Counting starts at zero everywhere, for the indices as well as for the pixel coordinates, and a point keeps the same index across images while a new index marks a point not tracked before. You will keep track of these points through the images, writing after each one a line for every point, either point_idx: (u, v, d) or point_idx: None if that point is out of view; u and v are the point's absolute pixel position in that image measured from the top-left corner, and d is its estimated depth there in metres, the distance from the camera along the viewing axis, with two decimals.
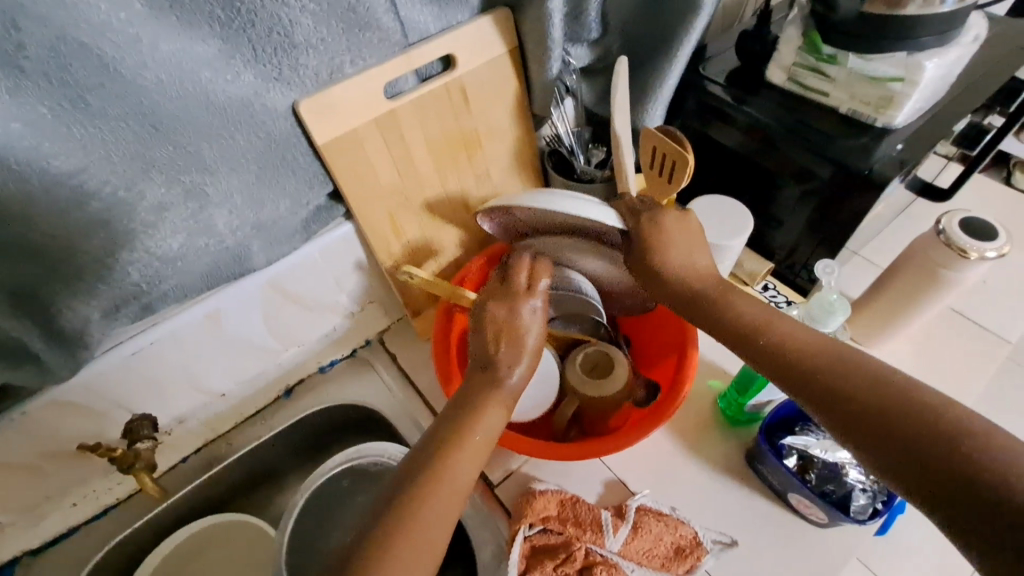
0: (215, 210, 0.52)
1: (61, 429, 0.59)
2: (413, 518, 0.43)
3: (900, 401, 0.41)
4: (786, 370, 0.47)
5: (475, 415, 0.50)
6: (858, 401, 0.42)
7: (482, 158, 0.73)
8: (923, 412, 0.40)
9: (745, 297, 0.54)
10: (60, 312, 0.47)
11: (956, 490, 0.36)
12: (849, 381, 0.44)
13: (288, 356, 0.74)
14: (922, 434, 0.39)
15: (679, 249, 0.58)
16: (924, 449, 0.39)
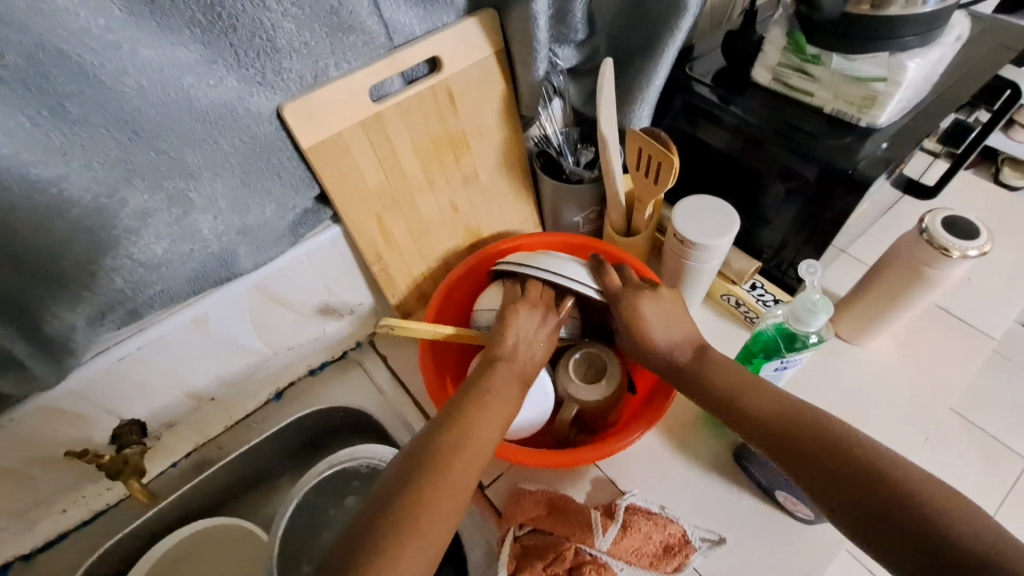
0: (200, 215, 0.52)
1: (47, 436, 0.59)
2: (416, 519, 0.46)
3: (857, 471, 0.46)
4: (761, 436, 0.53)
5: (484, 401, 0.55)
6: (814, 455, 0.49)
7: (470, 159, 0.73)
8: (883, 480, 0.45)
9: (715, 358, 0.59)
10: (45, 320, 0.47)
11: (909, 552, 0.42)
12: (813, 450, 0.49)
13: (278, 359, 0.74)
14: (871, 493, 0.45)
15: (658, 323, 0.62)
16: (887, 517, 0.44)
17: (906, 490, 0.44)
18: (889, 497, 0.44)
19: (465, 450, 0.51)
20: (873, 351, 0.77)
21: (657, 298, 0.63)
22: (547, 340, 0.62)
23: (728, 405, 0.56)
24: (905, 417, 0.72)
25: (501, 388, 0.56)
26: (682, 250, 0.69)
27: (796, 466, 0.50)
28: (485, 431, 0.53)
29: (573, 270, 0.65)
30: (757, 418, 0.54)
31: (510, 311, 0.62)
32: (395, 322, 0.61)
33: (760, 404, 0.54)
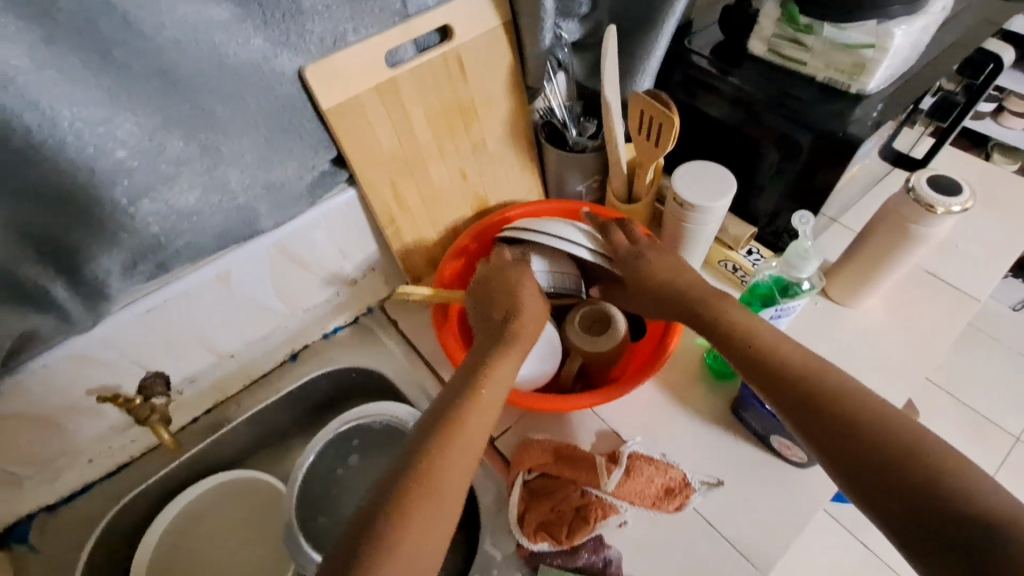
0: (229, 168, 0.55)
1: (79, 385, 0.61)
2: (412, 513, 0.46)
3: (871, 427, 0.47)
4: (774, 382, 0.54)
5: (478, 391, 0.54)
6: (821, 411, 0.50)
7: (479, 128, 0.76)
8: (897, 438, 0.46)
9: (738, 309, 0.60)
10: (86, 262, 0.49)
11: (903, 505, 0.44)
12: (828, 400, 0.50)
13: (294, 321, 0.77)
14: (881, 450, 0.46)
15: (660, 279, 0.64)
16: (889, 473, 0.45)
17: (917, 451, 0.45)
18: (895, 455, 0.46)
19: (464, 434, 0.52)
20: (865, 313, 0.81)
21: (661, 266, 0.65)
22: (532, 309, 0.63)
23: (748, 350, 0.56)
24: (893, 374, 0.76)
25: (495, 377, 0.56)
26: (682, 213, 0.72)
27: (804, 414, 0.51)
28: (477, 421, 0.53)
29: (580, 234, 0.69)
30: (774, 365, 0.54)
31: (490, 278, 0.66)
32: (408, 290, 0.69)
33: (780, 353, 0.55)
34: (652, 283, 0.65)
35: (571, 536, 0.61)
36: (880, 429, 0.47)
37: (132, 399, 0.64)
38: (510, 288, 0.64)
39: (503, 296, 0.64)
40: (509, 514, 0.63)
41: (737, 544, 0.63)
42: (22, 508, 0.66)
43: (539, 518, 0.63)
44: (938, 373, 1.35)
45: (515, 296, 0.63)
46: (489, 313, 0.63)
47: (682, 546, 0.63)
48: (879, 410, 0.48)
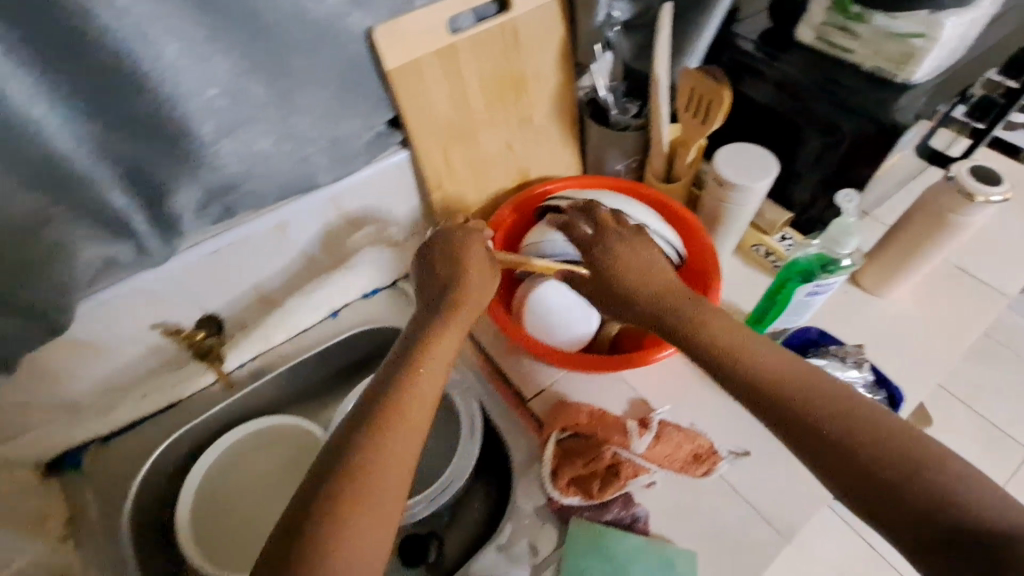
0: (298, 118, 0.57)
1: (142, 320, 0.64)
2: (364, 486, 0.45)
3: (857, 433, 0.47)
4: (760, 394, 0.53)
5: (416, 373, 0.53)
6: (795, 410, 0.50)
7: (528, 100, 0.78)
8: (884, 441, 0.46)
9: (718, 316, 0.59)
10: (166, 197, 0.52)
11: (901, 513, 0.43)
12: (813, 408, 0.50)
13: (339, 278, 0.80)
14: (870, 455, 0.46)
15: (632, 275, 0.64)
16: (880, 480, 0.45)
17: (906, 454, 0.45)
18: (884, 459, 0.45)
19: (405, 424, 0.50)
20: (894, 303, 0.83)
21: (620, 260, 0.66)
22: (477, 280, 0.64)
23: (732, 361, 0.56)
24: (920, 363, 0.77)
25: (436, 352, 0.56)
26: (722, 192, 0.74)
27: (790, 425, 0.50)
28: (422, 402, 0.52)
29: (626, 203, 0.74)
30: (757, 376, 0.54)
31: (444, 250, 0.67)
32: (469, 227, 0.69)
33: (763, 363, 0.54)
34: (622, 276, 0.65)
35: (602, 491, 0.64)
36: (851, 423, 0.48)
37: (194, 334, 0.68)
38: (463, 271, 0.64)
39: (449, 274, 0.64)
40: (543, 469, 0.66)
41: (760, 510, 0.65)
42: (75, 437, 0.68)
43: (571, 473, 0.66)
44: (954, 381, 1.35)
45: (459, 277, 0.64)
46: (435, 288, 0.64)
47: (705, 508, 0.65)
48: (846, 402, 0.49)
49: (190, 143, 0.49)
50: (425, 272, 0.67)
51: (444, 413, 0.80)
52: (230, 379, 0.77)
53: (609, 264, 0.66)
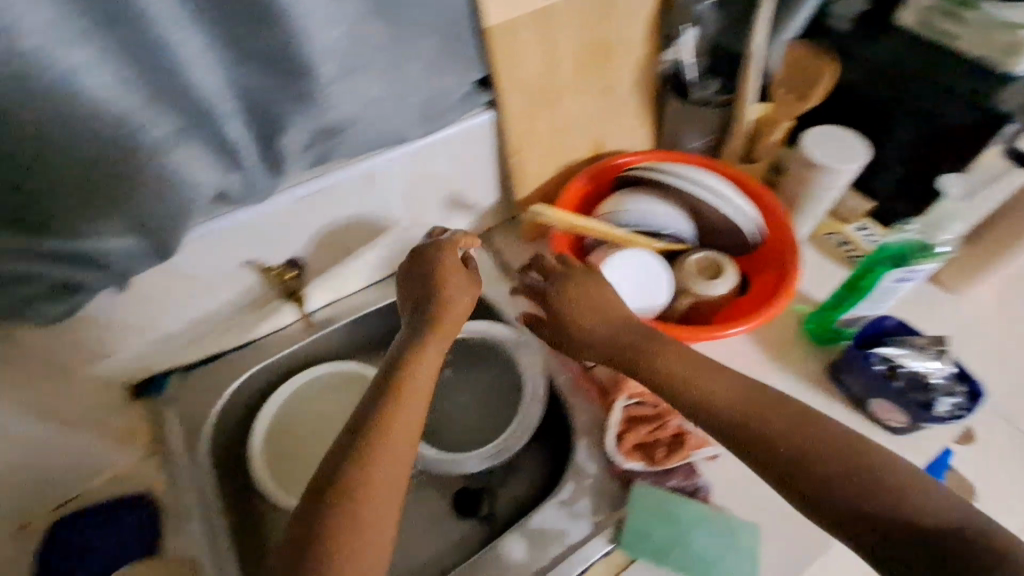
0: (401, 70, 0.58)
1: (233, 258, 0.66)
2: (359, 505, 0.48)
3: (820, 450, 0.49)
4: (726, 424, 0.54)
5: (401, 385, 0.54)
6: (761, 437, 0.52)
7: (615, 69, 0.77)
8: (844, 454, 0.49)
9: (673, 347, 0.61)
10: (279, 135, 0.53)
11: (870, 523, 0.46)
12: (776, 430, 0.52)
13: (412, 235, 0.82)
14: (835, 471, 0.48)
15: (591, 313, 0.65)
16: (846, 492, 0.47)
17: (864, 464, 0.48)
18: (846, 471, 0.48)
19: (397, 431, 0.52)
20: (975, 303, 0.80)
21: (596, 288, 0.66)
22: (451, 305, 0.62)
23: (693, 393, 0.56)
24: (995, 364, 0.76)
25: (421, 367, 0.56)
26: (806, 173, 0.73)
27: (757, 451, 0.52)
28: (408, 413, 0.53)
29: (710, 183, 0.73)
30: (721, 405, 0.55)
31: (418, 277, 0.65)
32: (547, 209, 0.67)
33: (722, 391, 0.55)
34: (592, 306, 0.65)
35: (666, 458, 0.65)
36: (809, 441, 0.50)
37: (282, 272, 0.71)
38: (443, 284, 0.64)
39: (424, 291, 0.64)
40: (608, 432, 0.68)
41: None
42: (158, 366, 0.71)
43: (635, 440, 0.67)
44: None
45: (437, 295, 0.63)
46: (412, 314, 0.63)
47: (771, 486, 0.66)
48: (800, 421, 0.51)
49: (309, 79, 0.50)
50: (403, 290, 0.66)
51: (506, 374, 0.81)
52: (311, 320, 0.80)
53: (578, 296, 0.66)
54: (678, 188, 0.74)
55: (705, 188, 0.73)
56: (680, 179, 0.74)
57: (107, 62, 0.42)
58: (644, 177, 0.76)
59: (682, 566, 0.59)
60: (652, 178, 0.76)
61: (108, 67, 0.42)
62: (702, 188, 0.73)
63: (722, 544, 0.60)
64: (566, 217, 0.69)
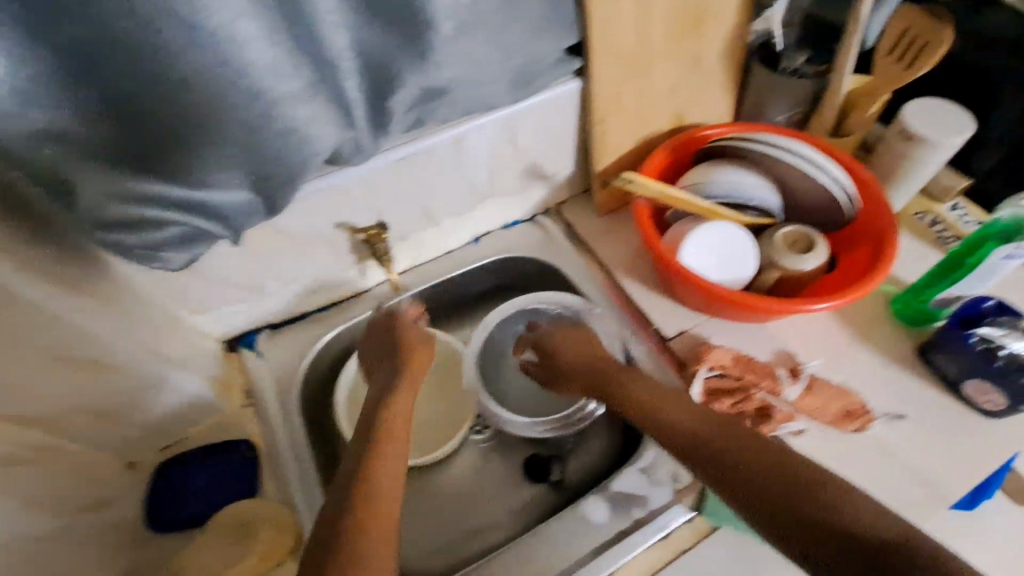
0: (502, 32, 0.57)
1: (328, 220, 0.68)
2: (369, 486, 0.52)
3: (774, 468, 0.51)
4: (693, 457, 0.56)
5: (389, 423, 0.59)
6: (726, 462, 0.54)
7: (706, 37, 0.75)
8: (796, 472, 0.50)
9: (637, 380, 0.68)
10: (391, 93, 0.54)
11: (837, 541, 0.45)
12: (736, 457, 0.54)
13: (490, 204, 0.83)
14: (793, 490, 0.49)
15: (575, 354, 0.75)
16: (809, 511, 0.47)
17: (817, 483, 0.49)
18: (804, 489, 0.49)
19: (385, 465, 0.54)
20: None
21: (572, 341, 0.76)
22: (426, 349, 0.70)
23: (659, 424, 0.61)
24: None
25: (400, 407, 0.61)
26: (907, 147, 0.71)
27: (723, 484, 0.53)
28: (396, 451, 0.56)
29: (807, 155, 0.71)
30: (684, 443, 0.58)
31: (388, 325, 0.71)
32: (635, 177, 0.67)
33: (681, 427, 0.59)
34: (571, 354, 0.75)
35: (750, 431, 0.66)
36: (757, 451, 0.53)
37: (372, 230, 0.73)
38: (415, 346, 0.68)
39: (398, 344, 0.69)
40: (691, 402, 0.68)
41: (912, 472, 0.65)
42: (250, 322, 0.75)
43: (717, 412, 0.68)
44: None
45: (407, 349, 0.68)
46: (386, 359, 0.68)
47: (856, 463, 0.65)
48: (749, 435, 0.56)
49: (426, 35, 0.51)
50: (372, 361, 0.70)
51: None
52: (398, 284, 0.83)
53: (556, 349, 0.76)
54: (774, 158, 0.73)
55: (801, 159, 0.71)
56: (776, 150, 0.72)
57: (256, 13, 0.42)
58: (738, 147, 0.75)
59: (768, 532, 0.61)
60: (746, 147, 0.74)
61: (258, 20, 0.42)
62: (799, 159, 0.71)
63: None
64: (657, 188, 0.69)
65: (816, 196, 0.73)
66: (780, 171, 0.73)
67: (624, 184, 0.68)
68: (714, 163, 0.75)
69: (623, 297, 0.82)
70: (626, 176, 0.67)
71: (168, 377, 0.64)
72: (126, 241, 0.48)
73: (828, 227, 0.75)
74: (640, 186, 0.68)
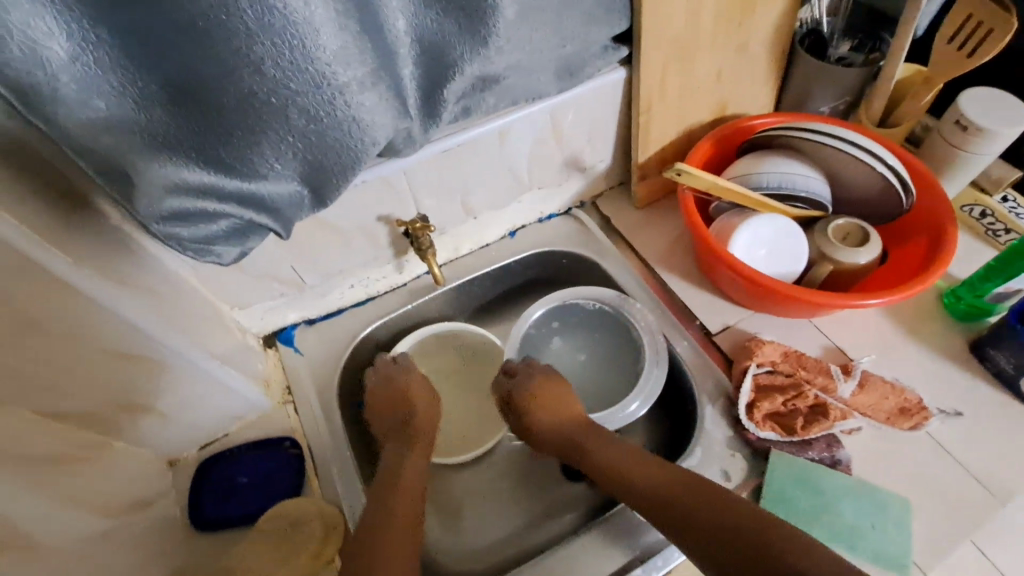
0: (554, 19, 0.56)
1: (370, 212, 0.67)
2: (378, 538, 0.54)
3: (731, 525, 0.50)
4: (659, 515, 0.56)
5: (397, 480, 0.61)
6: (686, 524, 0.53)
7: (753, 24, 0.72)
8: (751, 530, 0.49)
9: (608, 440, 0.66)
10: (446, 82, 0.53)
11: None
12: (697, 513, 0.53)
13: (527, 196, 0.82)
14: (749, 547, 0.48)
15: (546, 410, 0.70)
16: (764, 567, 0.46)
17: (768, 541, 0.47)
18: (757, 548, 0.48)
19: (401, 521, 0.57)
20: None
21: (552, 389, 0.72)
22: (426, 403, 0.71)
23: (626, 485, 0.60)
24: None
25: (410, 462, 0.64)
26: (964, 138, 0.69)
27: (688, 538, 0.52)
28: (407, 501, 0.59)
29: (859, 146, 0.69)
30: (652, 502, 0.57)
31: (388, 379, 0.72)
32: (687, 168, 0.65)
33: (648, 484, 0.58)
34: (545, 417, 0.70)
35: (805, 429, 0.65)
36: (717, 503, 0.53)
37: (416, 222, 0.69)
38: (416, 396, 0.70)
39: (399, 394, 0.70)
40: (741, 399, 0.67)
41: (972, 470, 0.63)
42: (287, 318, 0.74)
43: (769, 409, 0.67)
44: None
45: (412, 399, 0.70)
46: (392, 403, 0.70)
47: (912, 459, 0.64)
48: (726, 500, 0.53)
49: (490, 21, 0.49)
50: (379, 410, 0.71)
51: (621, 339, 0.80)
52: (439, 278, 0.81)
53: (531, 406, 0.71)
54: (822, 149, 0.71)
55: (852, 150, 0.69)
56: (826, 140, 0.70)
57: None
58: (780, 139, 0.73)
59: (829, 531, 0.60)
60: (792, 138, 0.72)
61: (330, 6, 0.41)
62: (849, 151, 0.69)
63: (872, 514, 0.60)
64: (709, 181, 0.67)
65: (869, 187, 0.71)
66: (834, 163, 0.71)
67: (675, 175, 0.67)
68: (760, 155, 0.73)
69: (664, 291, 0.80)
70: (679, 168, 0.65)
71: (209, 369, 0.60)
72: (179, 233, 0.47)
73: (878, 218, 0.74)
74: (692, 179, 0.66)
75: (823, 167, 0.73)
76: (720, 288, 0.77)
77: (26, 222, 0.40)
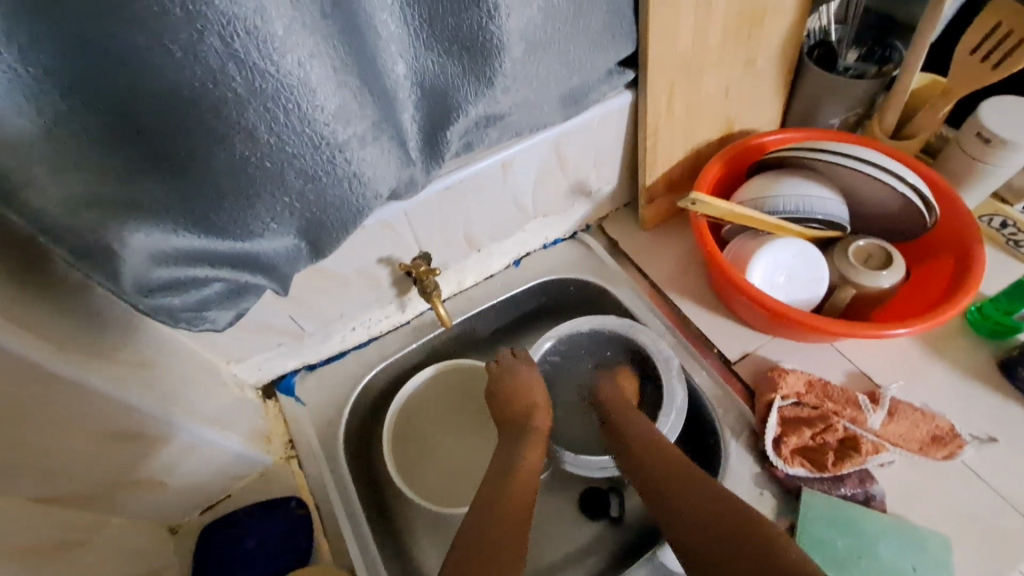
0: (562, 51, 0.53)
1: (370, 255, 0.63)
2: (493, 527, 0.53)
3: (716, 498, 0.53)
4: (653, 478, 0.59)
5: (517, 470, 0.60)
6: (674, 486, 0.56)
7: (760, 40, 0.69)
8: (734, 506, 0.52)
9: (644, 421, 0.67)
10: (448, 127, 0.49)
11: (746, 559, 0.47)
12: (687, 483, 0.56)
13: (532, 224, 0.79)
14: (725, 514, 0.51)
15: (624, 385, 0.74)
16: (732, 530, 0.49)
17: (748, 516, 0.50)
18: (733, 516, 0.50)
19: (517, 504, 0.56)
20: None
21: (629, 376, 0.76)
22: (545, 421, 0.68)
23: (637, 451, 0.63)
24: None
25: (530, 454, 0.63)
26: (985, 150, 0.66)
27: (667, 500, 0.55)
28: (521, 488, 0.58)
29: (879, 164, 0.66)
30: (652, 467, 0.60)
31: (500, 377, 0.71)
32: (702, 198, 0.62)
33: (662, 454, 0.61)
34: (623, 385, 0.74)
35: (836, 464, 0.62)
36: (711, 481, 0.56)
37: (419, 267, 0.67)
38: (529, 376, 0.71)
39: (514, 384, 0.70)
40: (766, 434, 0.64)
41: (1013, 501, 0.60)
42: (288, 365, 0.70)
43: (798, 443, 0.64)
44: None
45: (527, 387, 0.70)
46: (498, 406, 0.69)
47: (949, 491, 0.61)
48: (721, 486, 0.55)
49: (496, 60, 0.46)
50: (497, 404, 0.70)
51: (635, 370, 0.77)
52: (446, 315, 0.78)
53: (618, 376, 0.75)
54: (839, 168, 0.68)
55: (871, 169, 0.66)
56: (843, 160, 0.67)
57: (325, 53, 0.38)
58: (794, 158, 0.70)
59: None
60: (807, 158, 0.69)
61: (327, 64, 0.38)
62: (868, 171, 0.66)
63: (911, 554, 0.58)
64: (725, 208, 0.64)
65: (888, 206, 0.69)
66: (852, 183, 0.69)
67: (690, 204, 0.64)
68: (774, 175, 0.70)
69: (678, 318, 0.77)
70: (693, 198, 0.62)
71: (208, 437, 0.57)
72: (169, 304, 0.43)
73: (899, 236, 0.72)
74: (708, 208, 0.63)
75: (839, 187, 0.70)
76: (737, 314, 0.74)
77: (1, 312, 0.36)
